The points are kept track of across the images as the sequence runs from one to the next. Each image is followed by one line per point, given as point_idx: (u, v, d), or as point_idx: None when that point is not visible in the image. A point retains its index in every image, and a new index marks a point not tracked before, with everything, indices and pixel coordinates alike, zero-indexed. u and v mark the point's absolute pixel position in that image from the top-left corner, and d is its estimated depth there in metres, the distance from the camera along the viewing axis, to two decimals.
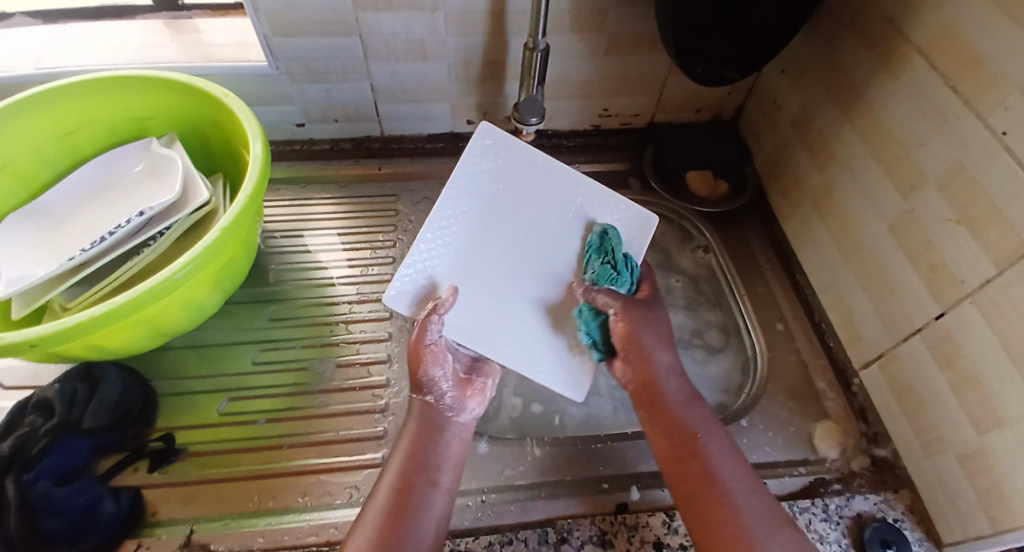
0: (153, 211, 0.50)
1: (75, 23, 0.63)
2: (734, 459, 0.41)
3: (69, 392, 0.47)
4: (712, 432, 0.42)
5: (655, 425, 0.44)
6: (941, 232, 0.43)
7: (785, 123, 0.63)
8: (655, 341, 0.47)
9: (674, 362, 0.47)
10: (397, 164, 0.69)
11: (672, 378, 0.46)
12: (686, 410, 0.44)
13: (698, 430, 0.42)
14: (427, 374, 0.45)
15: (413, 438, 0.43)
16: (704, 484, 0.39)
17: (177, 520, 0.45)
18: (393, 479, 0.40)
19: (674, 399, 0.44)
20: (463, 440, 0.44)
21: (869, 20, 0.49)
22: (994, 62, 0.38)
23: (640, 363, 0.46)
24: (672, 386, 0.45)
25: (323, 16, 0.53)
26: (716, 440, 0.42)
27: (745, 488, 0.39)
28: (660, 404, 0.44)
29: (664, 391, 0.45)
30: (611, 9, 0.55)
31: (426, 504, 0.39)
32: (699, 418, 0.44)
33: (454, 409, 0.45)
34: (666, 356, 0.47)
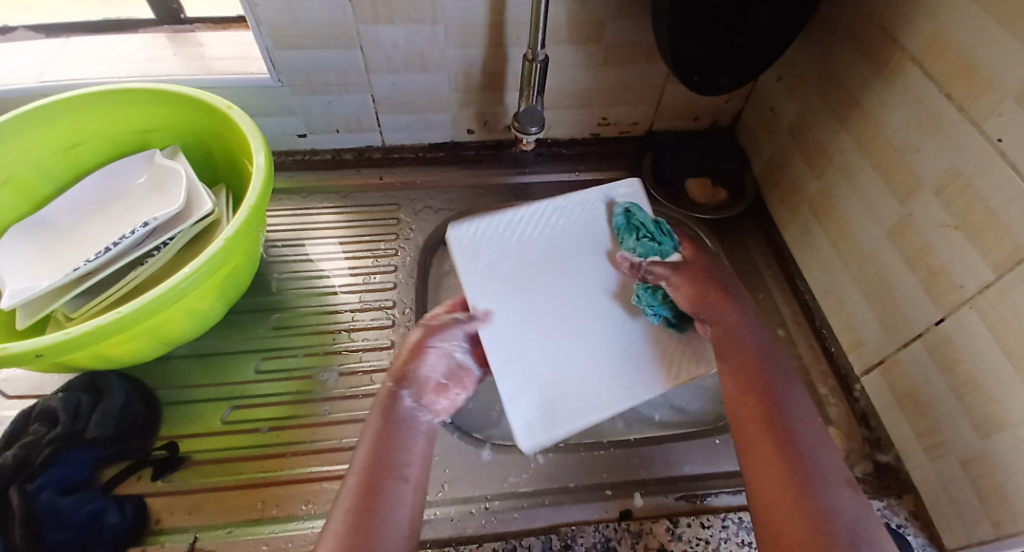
0: (156, 222, 0.51)
1: (78, 38, 0.64)
2: (811, 413, 0.39)
3: (72, 403, 0.47)
4: (787, 382, 0.41)
5: (729, 363, 0.42)
6: (939, 237, 0.44)
7: (782, 130, 0.63)
8: (726, 296, 0.47)
9: (751, 314, 0.46)
10: (398, 173, 0.70)
11: (752, 329, 0.44)
12: (768, 358, 0.42)
13: (774, 378, 0.41)
14: (411, 365, 0.42)
15: (378, 434, 0.38)
16: (782, 428, 0.37)
17: (182, 528, 0.45)
18: (355, 480, 0.35)
19: (756, 347, 0.43)
20: (429, 438, 0.40)
21: (863, 29, 0.50)
22: (987, 70, 0.38)
23: (713, 312, 0.46)
24: (753, 336, 0.44)
25: (324, 28, 0.54)
26: (792, 389, 0.40)
27: (823, 441, 0.37)
28: (739, 346, 0.43)
29: (742, 337, 0.44)
30: (608, 20, 0.56)
31: (397, 502, 0.35)
32: (779, 365, 0.42)
33: (418, 407, 0.41)
34: (742, 308, 0.46)
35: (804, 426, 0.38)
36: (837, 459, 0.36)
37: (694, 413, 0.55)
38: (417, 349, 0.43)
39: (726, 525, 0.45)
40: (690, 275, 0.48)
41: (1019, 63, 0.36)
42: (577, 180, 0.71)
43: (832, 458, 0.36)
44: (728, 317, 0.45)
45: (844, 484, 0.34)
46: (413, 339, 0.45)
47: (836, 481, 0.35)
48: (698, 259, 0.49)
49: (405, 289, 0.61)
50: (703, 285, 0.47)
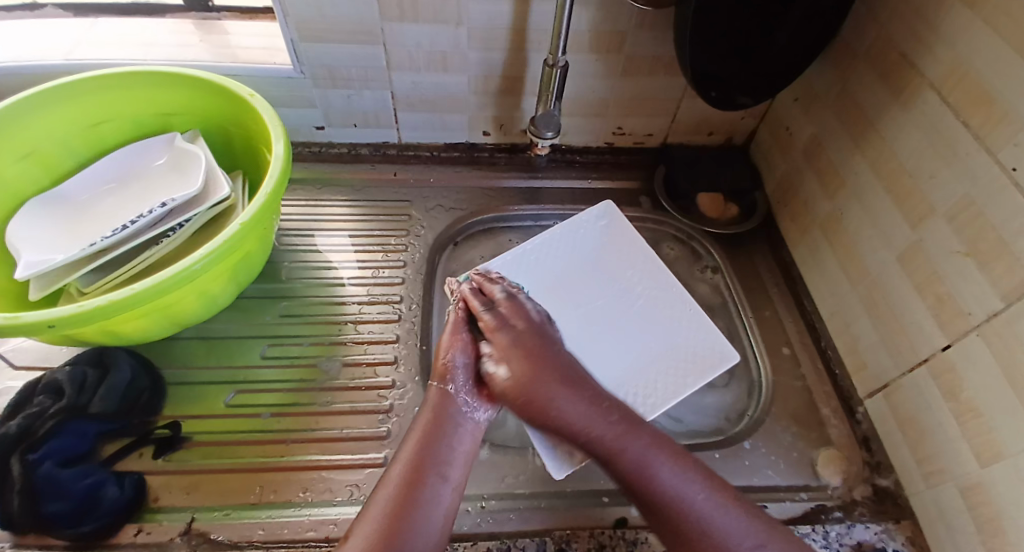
0: (174, 203, 0.52)
1: (107, 19, 0.65)
2: (693, 479, 0.40)
3: (79, 377, 0.47)
4: (656, 465, 0.40)
5: (611, 474, 0.42)
6: (949, 264, 0.44)
7: (796, 150, 0.64)
8: (552, 385, 0.45)
9: (586, 400, 0.44)
10: (412, 171, 0.70)
11: (593, 422, 0.43)
12: (620, 458, 0.41)
13: (642, 470, 0.40)
14: (448, 361, 0.47)
15: (426, 428, 0.43)
16: (678, 529, 0.38)
17: (179, 508, 0.45)
18: (400, 472, 0.40)
19: (606, 449, 0.42)
20: (475, 436, 0.44)
21: (884, 54, 0.50)
22: (1005, 99, 0.39)
23: (552, 418, 0.44)
24: (599, 433, 0.42)
25: (350, 24, 0.55)
26: (665, 465, 0.40)
27: (715, 507, 0.38)
28: (601, 452, 0.42)
29: (596, 438, 0.42)
30: (630, 32, 0.57)
31: (434, 496, 0.39)
32: (642, 445, 0.42)
33: (468, 406, 0.45)
34: (571, 402, 0.44)
35: (693, 504, 0.39)
36: (739, 512, 0.39)
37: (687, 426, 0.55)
38: (445, 341, 0.48)
39: None
40: (521, 359, 0.46)
41: None
42: (589, 188, 0.72)
43: (727, 516, 0.38)
44: (570, 422, 0.43)
45: (759, 542, 0.37)
46: (447, 333, 0.48)
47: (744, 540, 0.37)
48: (515, 347, 0.46)
49: (413, 285, 0.61)
50: (522, 377, 0.45)
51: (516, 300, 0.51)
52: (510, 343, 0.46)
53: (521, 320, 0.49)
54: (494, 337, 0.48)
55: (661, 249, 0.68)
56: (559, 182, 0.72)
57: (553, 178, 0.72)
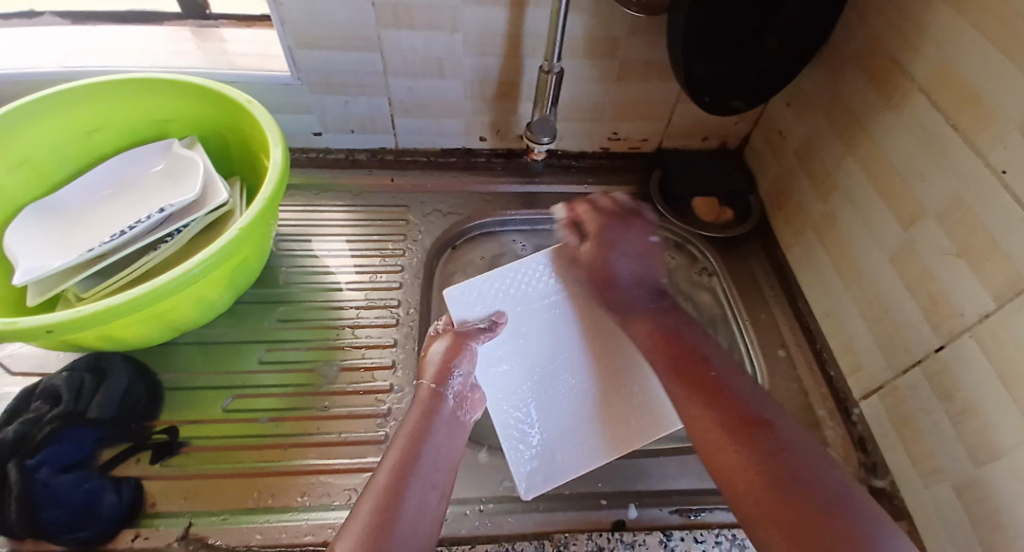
0: (171, 208, 0.52)
1: (104, 27, 0.66)
2: (722, 360, 0.46)
3: (76, 382, 0.48)
4: (695, 338, 0.49)
5: (649, 347, 0.50)
6: (941, 264, 0.45)
7: (789, 154, 0.64)
8: (625, 259, 0.54)
9: (638, 277, 0.54)
10: (409, 176, 0.71)
11: (639, 299, 0.53)
12: (660, 321, 0.51)
13: (676, 333, 0.49)
14: (450, 363, 0.48)
15: (412, 434, 0.42)
16: (703, 382, 0.44)
17: (175, 513, 0.45)
18: (387, 478, 0.39)
19: (650, 314, 0.52)
20: (460, 440, 0.44)
21: (874, 59, 0.51)
22: (993, 102, 0.39)
23: (603, 275, 0.54)
24: (641, 307, 0.52)
25: (347, 30, 0.55)
26: (707, 343, 0.48)
27: (733, 375, 0.45)
28: (636, 317, 0.52)
29: (636, 310, 0.52)
30: (623, 38, 0.58)
31: (420, 502, 0.38)
32: (680, 327, 0.50)
33: (460, 409, 0.46)
34: (627, 269, 0.54)
35: (713, 373, 0.45)
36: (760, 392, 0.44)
37: None
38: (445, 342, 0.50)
39: (718, 540, 0.45)
40: (597, 230, 0.56)
41: None
42: (585, 192, 0.73)
43: (742, 385, 0.44)
44: (620, 285, 0.54)
45: (768, 416, 0.41)
46: (446, 343, 0.50)
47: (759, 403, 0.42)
48: (597, 227, 0.56)
49: (410, 289, 0.62)
50: (601, 253, 0.55)
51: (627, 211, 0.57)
52: (597, 228, 0.56)
53: (622, 209, 0.58)
54: (581, 218, 0.58)
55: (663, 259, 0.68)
56: (555, 187, 0.72)
57: (549, 183, 0.72)
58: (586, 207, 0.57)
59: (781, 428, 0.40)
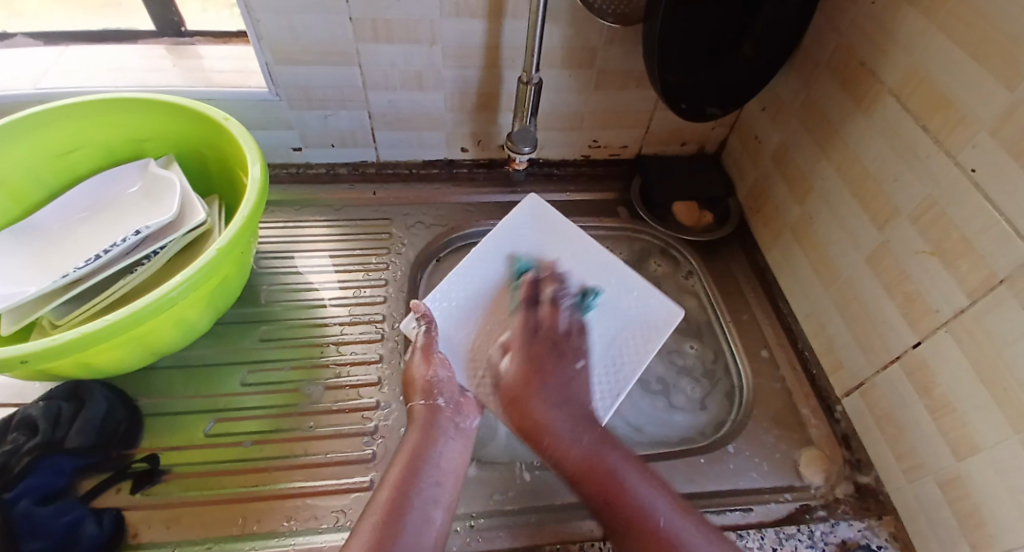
0: (148, 230, 0.51)
1: (77, 47, 0.65)
2: (661, 499, 0.41)
3: (53, 412, 0.46)
4: (630, 479, 0.41)
5: (578, 492, 0.43)
6: (916, 263, 0.46)
7: (766, 157, 0.65)
8: (546, 398, 0.46)
9: (569, 415, 0.46)
10: (391, 189, 0.70)
11: (571, 441, 0.44)
12: (591, 475, 0.42)
13: (613, 483, 0.41)
14: (430, 377, 0.47)
15: (411, 451, 0.42)
16: (645, 539, 0.39)
17: (160, 543, 0.44)
18: (388, 495, 0.38)
19: (578, 466, 0.43)
20: (463, 453, 0.44)
21: (845, 63, 0.52)
22: (961, 105, 0.40)
23: (537, 432, 0.45)
24: (573, 452, 0.43)
25: (323, 46, 0.55)
26: (638, 479, 0.42)
27: (680, 526, 0.39)
28: (571, 468, 0.43)
29: (567, 456, 0.43)
30: (600, 48, 0.59)
31: (422, 517, 0.38)
32: (615, 460, 0.43)
33: (457, 416, 0.46)
34: (558, 416, 0.45)
35: (658, 522, 0.40)
36: (704, 532, 0.40)
37: (677, 430, 0.56)
38: (421, 359, 0.48)
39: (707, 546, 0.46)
40: (522, 359, 0.49)
41: (993, 99, 0.38)
42: (568, 200, 0.73)
43: (694, 538, 0.39)
44: (549, 439, 0.44)
45: None
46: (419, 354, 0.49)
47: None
48: (524, 353, 0.49)
49: (395, 303, 0.61)
50: (525, 398, 0.46)
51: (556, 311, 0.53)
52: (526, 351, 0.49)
53: (539, 333, 0.51)
54: (511, 341, 0.50)
55: (649, 266, 0.69)
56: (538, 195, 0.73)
57: (532, 192, 0.73)
58: (524, 307, 0.54)
59: None
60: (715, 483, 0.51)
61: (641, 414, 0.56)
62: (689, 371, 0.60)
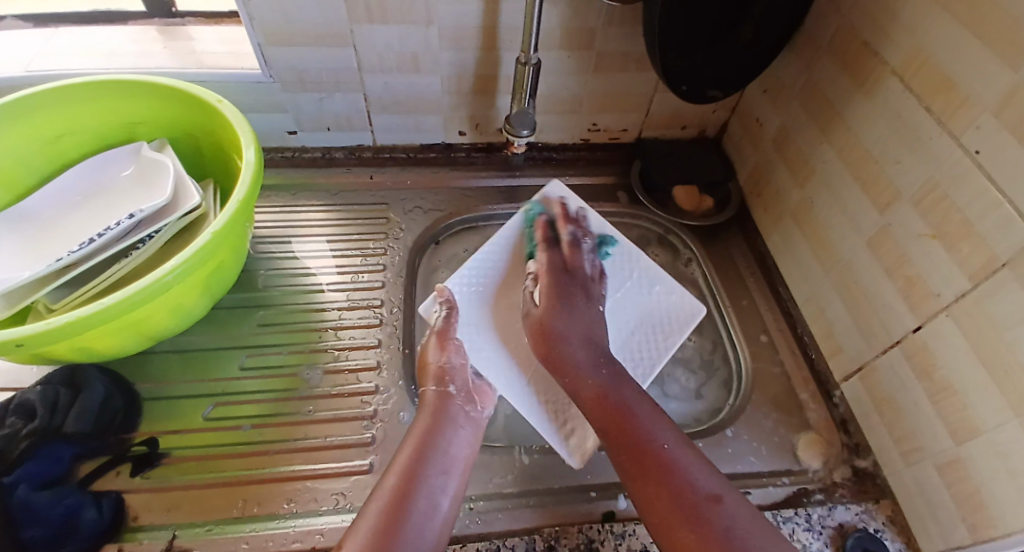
0: (142, 214, 0.50)
1: (66, 28, 0.63)
2: (666, 430, 0.42)
3: (51, 397, 0.46)
4: (636, 412, 0.43)
5: (590, 419, 0.44)
6: (917, 246, 0.45)
7: (767, 141, 0.65)
8: (572, 321, 0.49)
9: (591, 352, 0.47)
10: (389, 174, 0.70)
11: (588, 372, 0.46)
12: (604, 401, 0.44)
13: (620, 412, 0.43)
14: (444, 364, 0.48)
15: (421, 439, 0.42)
16: (646, 462, 0.39)
17: (160, 526, 0.44)
18: (395, 480, 0.38)
19: (591, 393, 0.44)
20: (474, 441, 0.44)
21: (847, 43, 0.51)
22: (965, 85, 0.40)
23: (556, 357, 0.47)
24: (589, 380, 0.45)
25: (317, 27, 0.54)
26: (646, 413, 0.43)
27: (681, 454, 0.40)
28: (586, 394, 0.45)
29: (580, 386, 0.45)
30: (600, 29, 0.57)
31: (432, 504, 0.38)
32: (629, 396, 0.44)
33: (467, 403, 0.46)
34: (580, 351, 0.47)
35: (662, 446, 0.40)
36: (704, 466, 0.40)
37: (674, 416, 0.56)
38: (435, 345, 0.50)
39: None
40: (551, 284, 0.51)
41: (997, 78, 0.37)
42: (567, 184, 0.72)
43: (691, 467, 0.39)
44: (568, 364, 0.46)
45: (717, 491, 0.37)
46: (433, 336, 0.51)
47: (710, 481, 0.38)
48: (550, 284, 0.51)
49: (393, 288, 0.61)
50: (550, 312, 0.49)
51: (578, 250, 0.55)
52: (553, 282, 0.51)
53: (561, 266, 0.53)
54: (540, 268, 0.53)
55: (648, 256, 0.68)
56: (537, 180, 0.72)
57: (531, 177, 0.72)
58: (544, 246, 0.56)
59: (733, 505, 0.37)
60: None
61: None
62: (687, 360, 0.60)
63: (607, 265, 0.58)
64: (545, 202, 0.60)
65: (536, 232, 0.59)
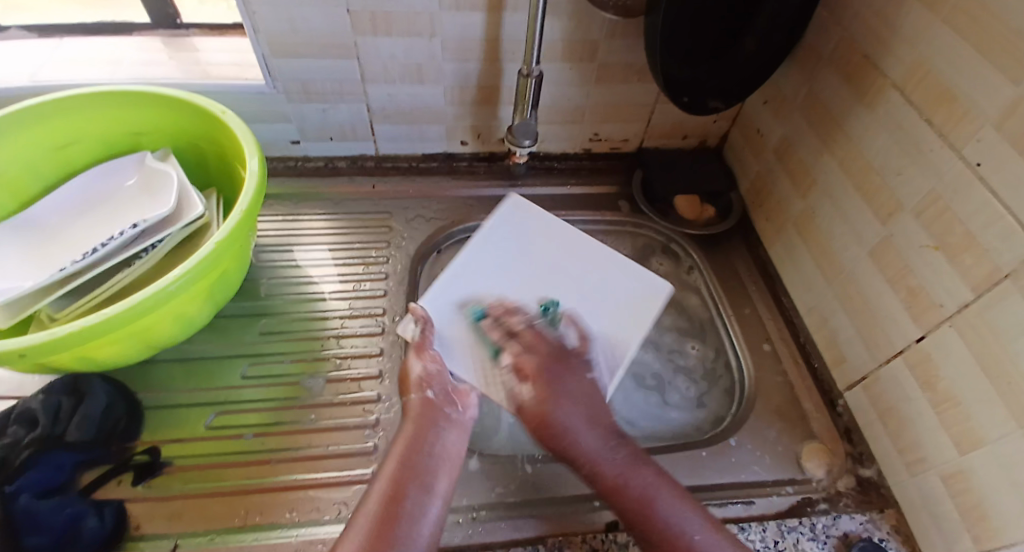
0: (145, 223, 0.51)
1: (72, 39, 0.64)
2: (694, 516, 0.40)
3: (53, 406, 0.46)
4: (660, 499, 0.40)
5: (612, 506, 0.42)
6: (919, 256, 0.45)
7: (768, 151, 0.65)
8: (569, 405, 0.46)
9: (598, 434, 0.45)
10: (391, 183, 0.70)
11: (604, 457, 0.43)
12: (623, 492, 0.41)
13: (644, 502, 0.40)
14: (422, 371, 0.48)
15: (408, 444, 0.42)
16: None
17: (161, 536, 0.44)
18: (383, 487, 0.38)
19: (609, 482, 0.42)
20: (460, 443, 0.44)
21: (848, 56, 0.52)
22: (965, 98, 0.40)
23: (569, 448, 0.44)
24: (605, 467, 0.43)
25: (322, 38, 0.55)
26: (669, 498, 0.41)
27: (714, 544, 0.38)
28: (605, 481, 0.42)
29: (602, 469, 0.43)
30: (602, 41, 0.58)
31: (419, 511, 0.38)
32: (647, 479, 0.42)
33: (451, 406, 0.46)
34: (586, 436, 0.45)
35: (691, 536, 0.39)
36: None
37: (676, 425, 0.56)
38: (412, 356, 0.49)
39: None
40: (534, 369, 0.48)
41: (997, 92, 0.37)
42: (569, 193, 0.73)
43: None
44: (581, 451, 0.44)
45: None
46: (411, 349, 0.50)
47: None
48: (534, 373, 0.48)
49: (395, 296, 0.61)
50: (544, 399, 0.46)
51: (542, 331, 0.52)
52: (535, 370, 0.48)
53: (544, 347, 0.50)
54: (518, 358, 0.50)
55: (651, 264, 0.68)
56: (538, 189, 0.72)
57: (532, 185, 0.72)
58: (503, 340, 0.52)
59: None
60: (717, 476, 0.51)
61: (641, 409, 0.56)
62: (690, 371, 0.60)
63: (570, 258, 0.61)
64: (504, 216, 0.63)
65: (501, 242, 0.61)
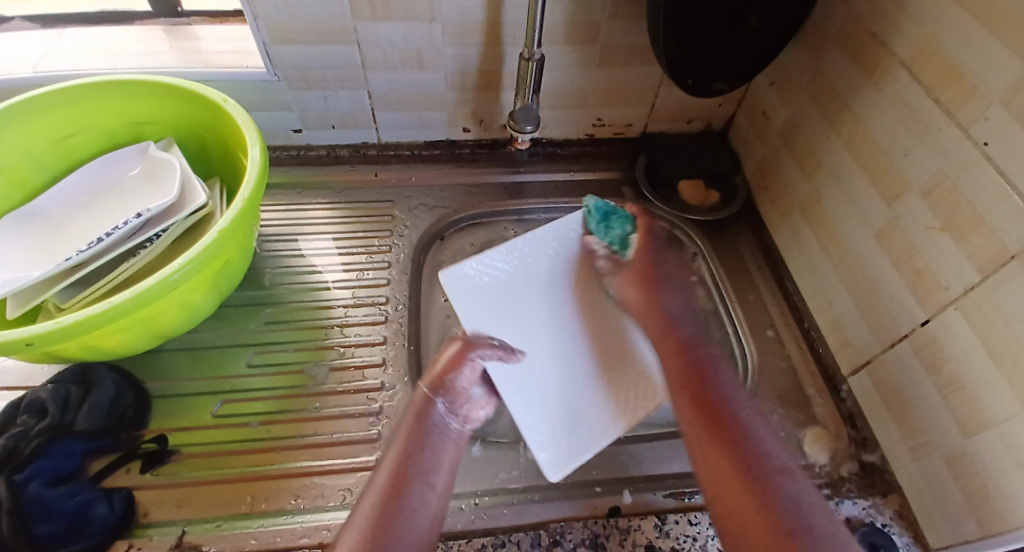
0: (150, 213, 0.51)
1: (72, 29, 0.64)
2: (742, 394, 0.47)
3: (62, 395, 0.47)
4: (716, 368, 0.48)
5: (669, 362, 0.50)
6: (926, 239, 0.45)
7: (773, 134, 0.64)
8: (667, 280, 0.56)
9: (677, 307, 0.55)
10: (394, 170, 0.70)
11: (679, 322, 0.53)
12: (689, 352, 0.50)
13: (702, 364, 0.49)
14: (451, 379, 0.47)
15: (404, 442, 0.43)
16: (725, 412, 0.45)
17: (170, 521, 0.45)
18: (385, 478, 0.40)
19: (679, 340, 0.51)
20: (456, 445, 0.44)
21: (854, 34, 0.50)
22: (973, 74, 0.39)
23: (648, 305, 0.54)
24: (679, 328, 0.52)
25: (320, 24, 0.54)
26: (724, 372, 0.48)
27: (754, 417, 0.45)
28: (673, 341, 0.51)
29: (673, 328, 0.52)
30: (603, 22, 0.57)
31: (420, 503, 0.39)
32: (707, 352, 0.50)
33: (454, 418, 0.46)
34: (672, 305, 0.55)
35: (740, 407, 0.45)
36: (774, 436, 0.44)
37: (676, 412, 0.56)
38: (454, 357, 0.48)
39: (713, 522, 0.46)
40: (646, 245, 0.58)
41: (1005, 68, 0.37)
42: (571, 180, 0.72)
43: (763, 432, 0.44)
44: (660, 308, 0.54)
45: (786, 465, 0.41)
46: (456, 348, 0.49)
47: (768, 459, 0.41)
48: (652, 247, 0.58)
49: (399, 285, 0.61)
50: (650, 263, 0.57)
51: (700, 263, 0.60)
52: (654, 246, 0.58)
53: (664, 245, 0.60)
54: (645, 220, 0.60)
55: None
56: (541, 175, 0.72)
57: (534, 172, 0.72)
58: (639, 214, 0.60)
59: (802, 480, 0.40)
60: None
61: None
62: None
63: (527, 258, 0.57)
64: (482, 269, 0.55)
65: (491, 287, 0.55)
